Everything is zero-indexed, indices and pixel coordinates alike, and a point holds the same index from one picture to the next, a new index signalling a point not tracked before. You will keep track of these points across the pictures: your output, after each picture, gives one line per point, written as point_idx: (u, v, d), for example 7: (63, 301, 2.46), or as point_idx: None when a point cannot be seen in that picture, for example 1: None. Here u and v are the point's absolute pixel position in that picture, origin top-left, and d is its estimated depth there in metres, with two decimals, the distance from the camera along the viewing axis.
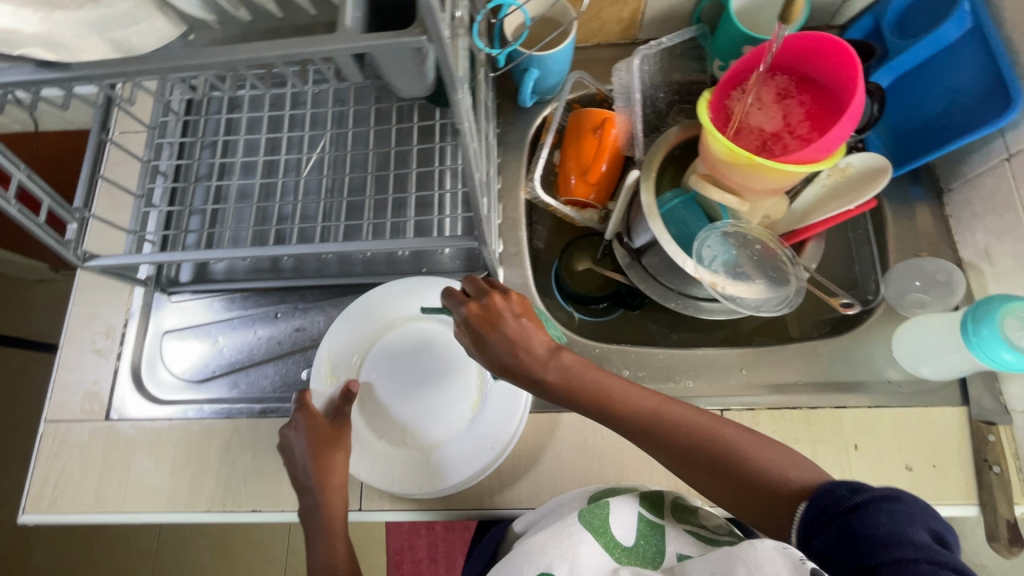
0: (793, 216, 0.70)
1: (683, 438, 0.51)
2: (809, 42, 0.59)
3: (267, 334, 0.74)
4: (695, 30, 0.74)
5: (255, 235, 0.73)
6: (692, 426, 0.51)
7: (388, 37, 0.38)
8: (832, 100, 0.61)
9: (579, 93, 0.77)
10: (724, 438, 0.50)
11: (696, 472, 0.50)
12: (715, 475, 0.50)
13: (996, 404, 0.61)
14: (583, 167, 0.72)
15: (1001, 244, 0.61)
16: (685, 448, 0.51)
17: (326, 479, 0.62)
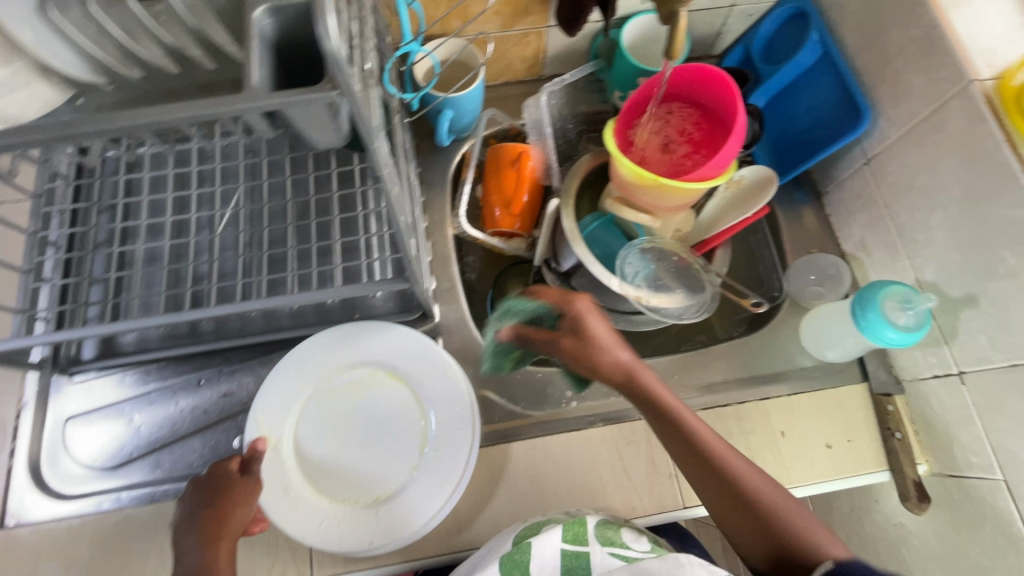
0: (701, 228, 0.76)
1: (714, 461, 0.55)
2: (689, 74, 0.66)
3: (191, 404, 0.69)
4: (593, 65, 0.80)
5: (168, 299, 0.68)
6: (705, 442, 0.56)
7: (298, 94, 0.38)
8: (715, 124, 0.67)
9: (494, 129, 0.79)
10: (751, 472, 0.55)
11: (710, 484, 0.55)
12: (728, 494, 0.54)
13: (890, 377, 0.69)
14: (505, 200, 0.75)
15: (873, 236, 0.70)
16: (707, 455, 0.55)
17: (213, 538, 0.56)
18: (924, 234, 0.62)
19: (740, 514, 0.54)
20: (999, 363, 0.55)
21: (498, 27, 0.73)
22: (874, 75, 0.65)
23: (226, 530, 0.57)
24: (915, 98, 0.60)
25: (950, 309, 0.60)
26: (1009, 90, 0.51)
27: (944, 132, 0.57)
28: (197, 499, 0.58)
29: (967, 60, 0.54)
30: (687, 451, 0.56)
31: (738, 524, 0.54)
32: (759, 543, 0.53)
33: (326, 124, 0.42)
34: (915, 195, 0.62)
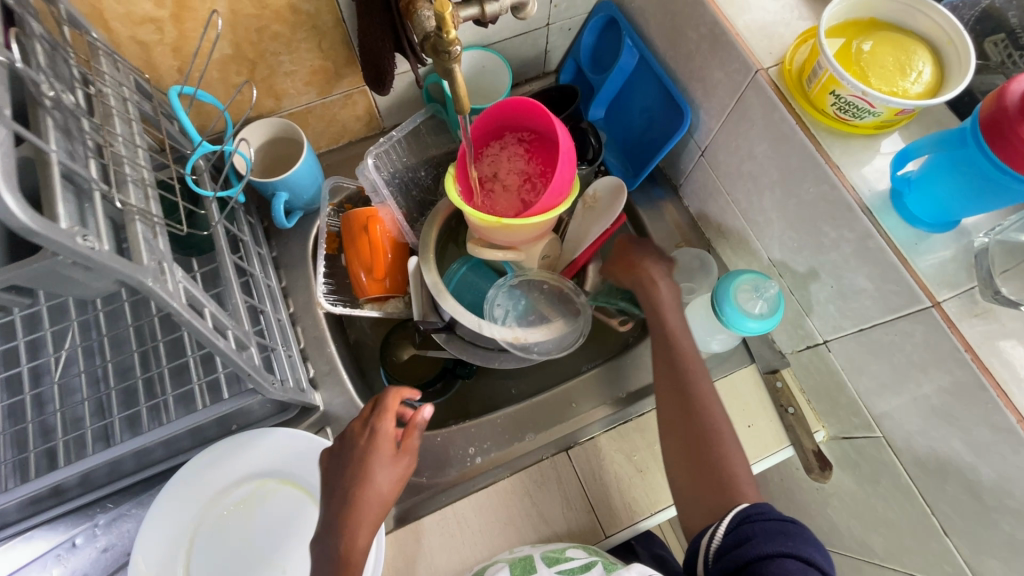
0: (569, 248, 0.75)
1: (696, 406, 0.59)
2: (504, 106, 0.65)
3: (70, 569, 0.63)
4: (427, 109, 0.77)
5: (17, 464, 0.62)
6: (693, 378, 0.61)
7: (20, 268, 0.34)
8: (544, 148, 0.66)
9: (343, 194, 0.76)
10: (716, 419, 0.59)
11: (672, 441, 0.59)
12: (689, 444, 0.58)
13: (773, 353, 0.71)
14: (368, 266, 0.72)
15: (726, 222, 0.71)
16: (692, 393, 0.60)
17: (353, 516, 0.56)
18: (763, 216, 0.63)
19: (682, 468, 0.58)
20: (850, 330, 0.57)
21: (315, 96, 0.71)
22: (685, 73, 0.66)
23: (364, 521, 0.56)
24: (721, 91, 0.61)
25: (800, 284, 0.62)
26: (789, 75, 0.54)
27: (751, 120, 0.58)
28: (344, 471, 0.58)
29: (749, 50, 0.55)
30: (677, 401, 0.60)
31: (684, 474, 0.57)
32: (697, 493, 0.56)
33: (85, 286, 0.39)
34: (746, 181, 0.64)
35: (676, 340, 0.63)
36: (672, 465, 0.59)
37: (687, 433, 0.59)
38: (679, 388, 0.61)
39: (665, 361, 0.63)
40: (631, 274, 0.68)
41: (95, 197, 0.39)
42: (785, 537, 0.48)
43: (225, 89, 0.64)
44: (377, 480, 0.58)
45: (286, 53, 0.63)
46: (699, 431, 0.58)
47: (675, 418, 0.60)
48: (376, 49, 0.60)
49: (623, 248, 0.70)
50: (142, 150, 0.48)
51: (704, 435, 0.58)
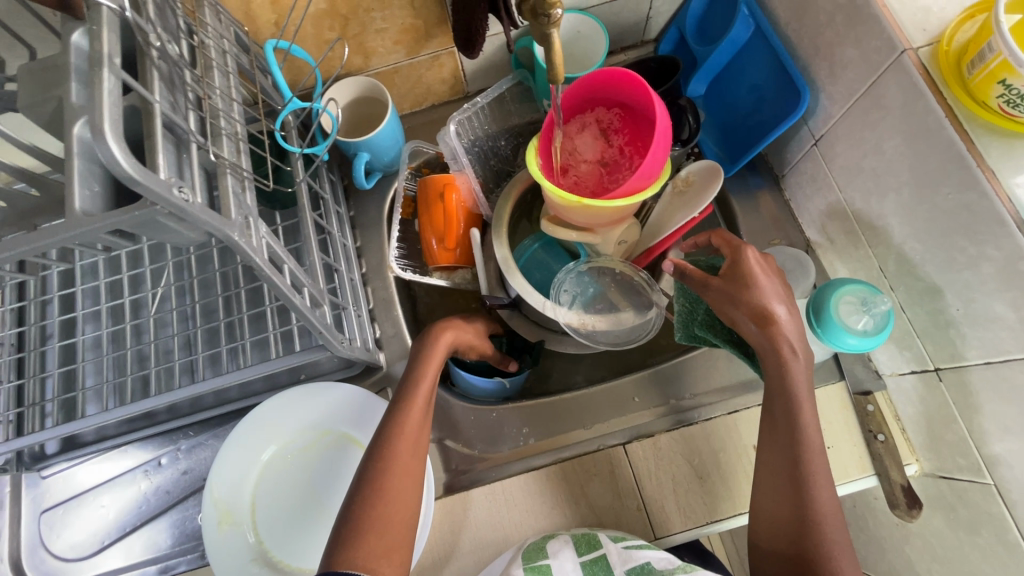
0: (647, 235, 0.70)
1: (800, 458, 0.51)
2: (596, 79, 0.60)
3: (154, 485, 0.69)
4: (515, 76, 0.74)
5: (116, 387, 0.69)
6: (804, 435, 0.52)
7: (123, 213, 0.35)
8: (635, 125, 0.61)
9: (422, 159, 0.75)
10: (819, 478, 0.51)
11: (769, 487, 0.52)
12: (790, 497, 0.51)
13: (868, 372, 0.64)
14: (440, 234, 0.71)
15: (832, 222, 0.64)
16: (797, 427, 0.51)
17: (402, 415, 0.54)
18: (880, 220, 0.56)
19: (771, 522, 0.51)
20: (973, 361, 0.50)
21: (403, 56, 0.69)
22: (808, 50, 0.59)
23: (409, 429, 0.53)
24: (851, 73, 0.53)
25: (917, 301, 0.54)
26: (946, 57, 0.45)
27: (885, 109, 0.50)
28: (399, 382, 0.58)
29: (896, 27, 0.47)
30: (785, 453, 0.51)
31: (772, 529, 0.51)
32: (785, 554, 0.50)
33: (178, 234, 0.40)
34: (865, 179, 0.56)
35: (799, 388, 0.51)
36: (765, 517, 0.52)
37: (789, 491, 0.51)
38: (788, 445, 0.52)
39: (777, 411, 0.53)
40: (763, 330, 0.52)
41: (192, 148, 0.40)
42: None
43: (317, 45, 0.64)
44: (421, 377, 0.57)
45: (378, 9, 0.61)
46: (805, 489, 0.50)
47: (776, 469, 0.52)
48: (469, 10, 0.57)
49: (741, 296, 0.53)
50: (236, 104, 0.48)
51: (807, 501, 0.50)
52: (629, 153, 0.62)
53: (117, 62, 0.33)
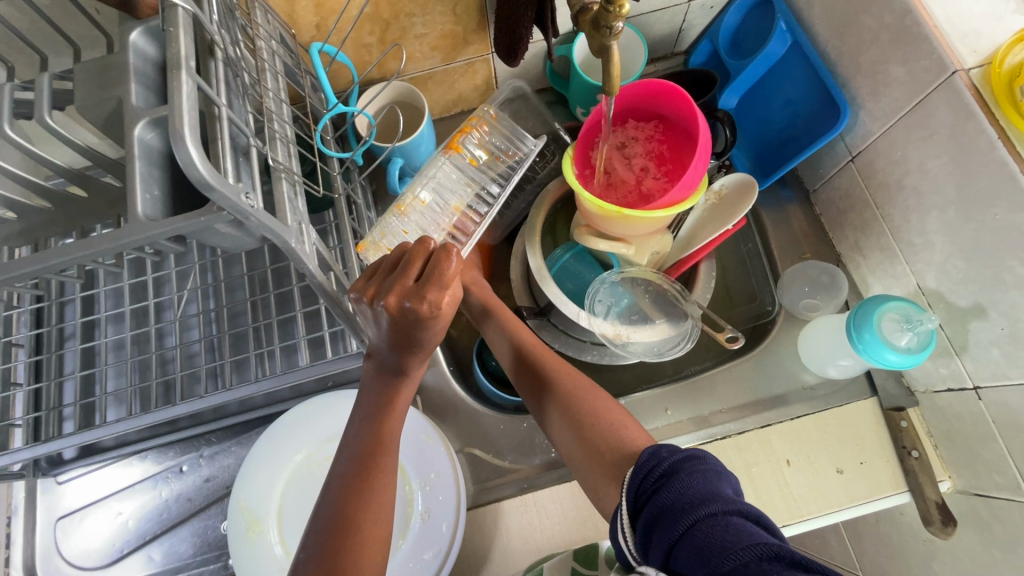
0: (678, 247, 0.70)
1: (585, 413, 0.55)
2: (650, 87, 0.60)
3: (175, 491, 0.68)
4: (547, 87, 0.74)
5: (137, 391, 0.68)
6: (584, 408, 0.56)
7: (188, 219, 0.35)
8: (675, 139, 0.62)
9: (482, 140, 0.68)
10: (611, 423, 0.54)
11: (582, 467, 0.53)
12: (598, 454, 0.52)
13: (901, 389, 0.64)
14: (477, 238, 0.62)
15: (867, 238, 0.64)
16: (574, 407, 0.56)
17: (393, 395, 0.50)
18: (921, 238, 0.56)
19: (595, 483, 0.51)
20: (1017, 380, 0.50)
21: (439, 61, 0.69)
22: (850, 67, 0.59)
23: (399, 403, 0.51)
24: (897, 92, 0.54)
25: (957, 318, 0.54)
26: (998, 77, 0.46)
27: (932, 128, 0.51)
28: (384, 339, 0.47)
29: (948, 47, 0.48)
30: (571, 428, 0.55)
31: (601, 488, 0.51)
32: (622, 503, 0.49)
33: (234, 239, 0.39)
34: (907, 197, 0.56)
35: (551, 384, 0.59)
36: (595, 487, 0.52)
37: (589, 449, 0.53)
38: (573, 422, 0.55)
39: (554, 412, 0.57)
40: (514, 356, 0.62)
41: (252, 152, 0.39)
42: (707, 481, 0.42)
43: (356, 49, 0.64)
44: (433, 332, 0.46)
45: (419, 14, 0.61)
46: (598, 448, 0.53)
47: (573, 448, 0.55)
48: (515, 18, 0.57)
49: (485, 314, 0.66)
50: (286, 108, 0.48)
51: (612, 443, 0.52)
52: (666, 165, 0.61)
53: (193, 65, 0.32)
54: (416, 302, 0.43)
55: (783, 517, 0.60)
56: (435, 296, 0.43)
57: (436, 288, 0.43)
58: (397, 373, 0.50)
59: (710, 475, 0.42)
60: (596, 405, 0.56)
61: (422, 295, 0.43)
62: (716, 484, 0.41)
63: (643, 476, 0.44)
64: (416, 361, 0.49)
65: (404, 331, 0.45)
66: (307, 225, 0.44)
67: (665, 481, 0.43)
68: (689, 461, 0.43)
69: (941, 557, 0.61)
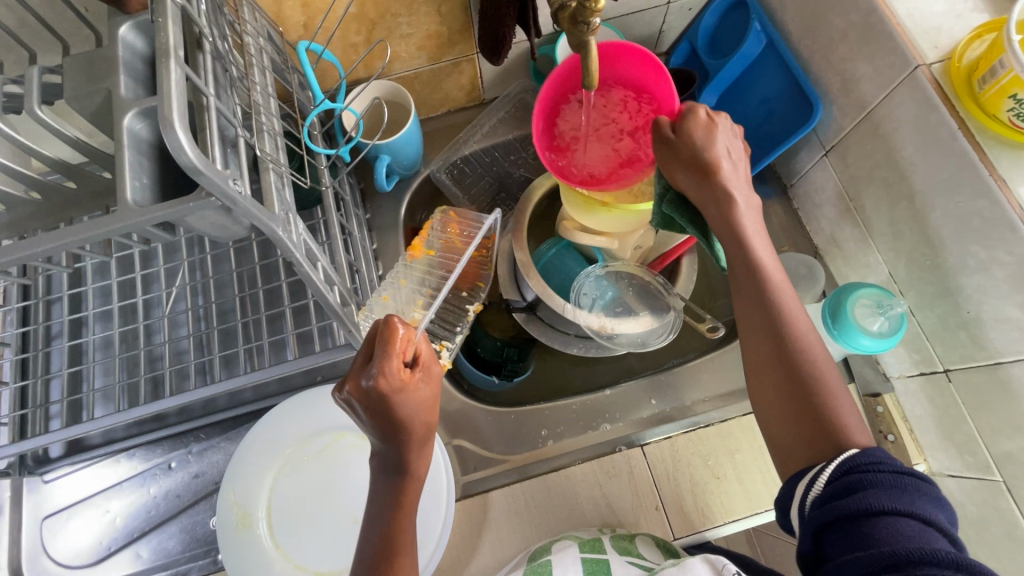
0: (660, 241, 0.72)
1: (793, 342, 0.45)
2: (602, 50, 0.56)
3: (163, 489, 0.68)
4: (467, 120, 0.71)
5: (125, 387, 0.67)
6: (789, 324, 0.46)
7: (178, 205, 0.35)
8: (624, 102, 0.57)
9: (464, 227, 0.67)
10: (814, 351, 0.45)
11: (760, 381, 0.47)
12: (789, 381, 0.45)
13: (876, 375, 0.66)
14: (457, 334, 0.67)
15: (842, 229, 0.66)
16: (781, 324, 0.46)
17: (398, 495, 0.48)
18: (891, 227, 0.58)
19: (789, 430, 0.44)
20: (983, 362, 0.52)
21: (425, 60, 0.70)
22: (821, 64, 0.61)
23: (409, 499, 0.49)
24: (865, 87, 0.56)
25: (928, 304, 0.56)
26: (957, 72, 0.48)
27: (898, 121, 0.53)
28: (375, 434, 0.47)
29: (911, 43, 0.50)
30: (767, 337, 0.46)
31: (772, 416, 0.46)
32: (794, 440, 0.44)
33: (223, 227, 0.40)
34: (877, 188, 0.58)
35: (769, 290, 0.47)
36: (773, 417, 0.46)
37: (779, 372, 0.45)
38: (767, 331, 0.47)
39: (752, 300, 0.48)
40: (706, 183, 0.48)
41: (239, 143, 0.40)
42: (930, 506, 0.37)
43: (344, 48, 0.65)
44: (415, 408, 0.47)
45: (405, 14, 0.63)
46: (802, 384, 0.44)
47: (763, 366, 0.47)
48: (498, 16, 0.58)
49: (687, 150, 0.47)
50: (274, 102, 0.49)
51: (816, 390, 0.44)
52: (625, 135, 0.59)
53: (181, 54, 0.33)
54: (373, 379, 0.45)
55: (764, 501, 0.62)
56: (389, 367, 0.45)
57: (390, 361, 0.45)
58: (399, 472, 0.48)
59: (937, 499, 0.38)
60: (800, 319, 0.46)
61: (379, 369, 0.45)
62: (938, 513, 0.37)
63: (865, 460, 0.39)
64: (413, 453, 0.48)
65: (388, 412, 0.46)
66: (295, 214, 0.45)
67: (883, 475, 0.38)
68: (913, 474, 0.38)
69: None
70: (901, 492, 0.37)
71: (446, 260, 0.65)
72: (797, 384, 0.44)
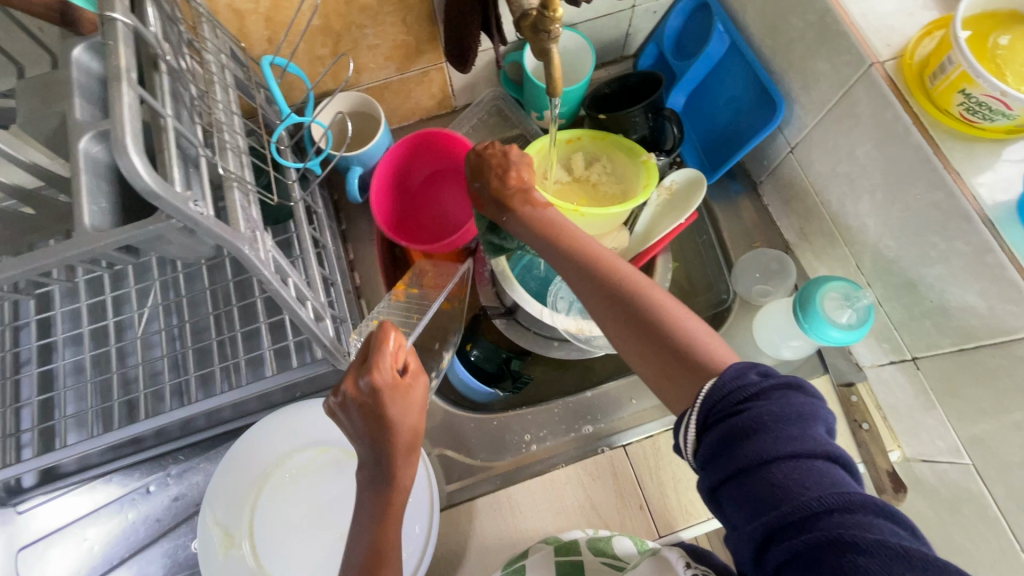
0: (637, 240, 0.72)
1: (626, 289, 0.47)
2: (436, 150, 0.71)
3: (143, 514, 0.67)
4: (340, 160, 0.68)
5: (98, 412, 0.66)
6: (613, 269, 0.48)
7: (136, 228, 0.35)
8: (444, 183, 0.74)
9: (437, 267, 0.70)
10: (660, 306, 0.45)
11: (617, 334, 0.46)
12: (632, 320, 0.45)
13: (849, 365, 0.67)
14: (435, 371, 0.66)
15: (811, 223, 0.67)
16: (607, 273, 0.48)
17: (387, 502, 0.48)
18: (856, 221, 0.59)
19: (653, 369, 0.44)
20: (948, 349, 0.53)
21: (394, 70, 0.70)
22: (782, 63, 0.63)
23: (396, 507, 0.48)
24: (824, 85, 0.57)
25: (894, 295, 0.58)
26: (909, 69, 0.50)
27: (856, 117, 0.54)
28: (364, 436, 0.48)
29: (865, 42, 0.51)
30: (599, 291, 0.48)
31: (638, 360, 0.45)
32: (657, 376, 0.44)
33: (188, 248, 0.40)
34: (841, 182, 0.60)
35: (595, 271, 0.49)
36: (636, 358, 0.45)
37: (624, 315, 0.46)
38: (597, 283, 0.48)
39: (577, 259, 0.50)
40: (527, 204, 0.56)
41: (200, 162, 0.40)
42: (797, 431, 0.35)
43: (310, 61, 0.65)
44: (406, 414, 0.47)
45: (370, 26, 0.63)
46: (646, 324, 0.45)
47: (612, 319, 0.47)
48: (463, 25, 0.58)
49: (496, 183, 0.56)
50: (238, 119, 0.48)
51: (668, 335, 0.43)
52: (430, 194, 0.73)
53: (134, 76, 0.33)
54: (369, 377, 0.46)
55: None
56: (383, 364, 0.46)
57: (384, 358, 0.47)
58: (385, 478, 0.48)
59: (804, 415, 0.36)
60: (620, 262, 0.49)
61: (373, 366, 0.46)
62: (809, 434, 0.35)
63: (720, 397, 0.38)
64: (398, 461, 0.48)
65: (379, 411, 0.47)
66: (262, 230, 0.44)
67: (743, 418, 0.36)
68: (771, 398, 0.36)
69: None
70: (770, 436, 0.35)
71: (426, 298, 0.65)
72: (640, 320, 0.45)
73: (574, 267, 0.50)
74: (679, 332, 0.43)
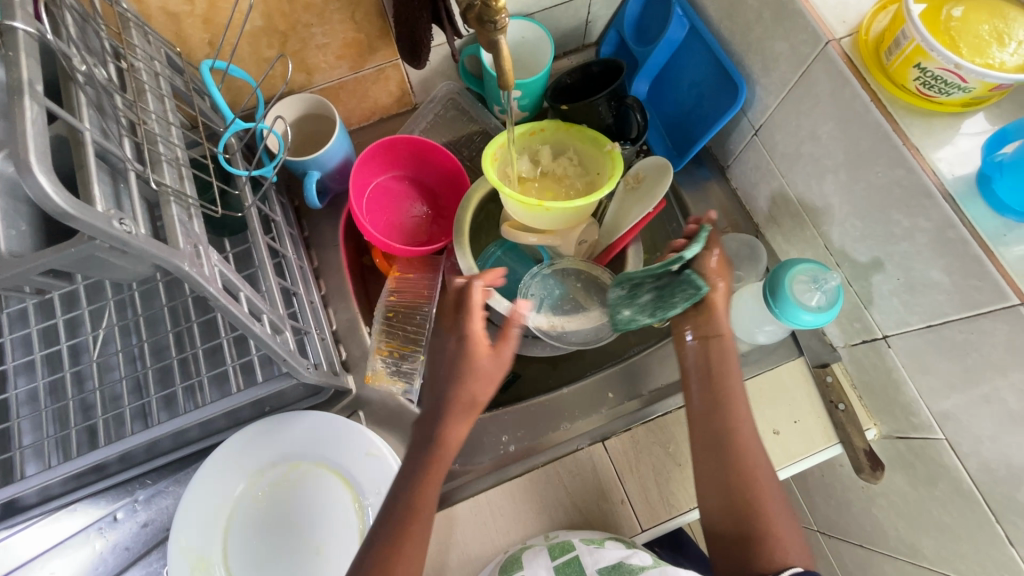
0: (607, 231, 0.70)
1: (723, 424, 0.57)
2: (415, 151, 0.70)
3: (111, 542, 0.64)
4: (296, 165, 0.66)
5: (57, 441, 0.63)
6: (729, 384, 0.58)
7: (55, 252, 0.33)
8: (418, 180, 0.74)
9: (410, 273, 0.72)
10: (766, 491, 0.54)
11: (698, 472, 0.57)
12: (716, 471, 0.56)
13: (823, 346, 0.67)
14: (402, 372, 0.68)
15: (779, 206, 0.66)
16: (722, 407, 0.57)
17: (428, 469, 0.53)
18: (822, 201, 0.59)
19: (713, 502, 0.56)
20: (917, 326, 0.53)
21: (347, 69, 0.68)
22: (741, 45, 0.61)
23: (436, 472, 0.53)
24: (783, 65, 0.56)
25: (862, 274, 0.57)
26: (865, 46, 0.49)
27: (816, 96, 0.54)
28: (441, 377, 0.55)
29: (820, 20, 0.51)
30: (704, 413, 0.58)
31: (704, 494, 0.57)
32: (731, 531, 0.54)
33: (122, 269, 0.37)
34: (805, 163, 0.59)
35: (736, 426, 0.57)
36: (704, 501, 0.56)
37: (728, 470, 0.55)
38: (710, 395, 0.58)
39: (711, 357, 0.59)
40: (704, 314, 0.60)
41: (129, 177, 0.37)
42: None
43: (256, 63, 0.62)
44: (485, 392, 0.54)
45: (317, 24, 0.60)
46: (728, 460, 0.56)
47: (696, 449, 0.58)
48: (413, 20, 0.56)
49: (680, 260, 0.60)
50: (175, 129, 0.46)
51: (752, 495, 0.54)
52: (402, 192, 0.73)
53: (40, 90, 0.30)
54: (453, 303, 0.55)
55: None
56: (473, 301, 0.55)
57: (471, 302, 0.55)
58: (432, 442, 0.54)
59: None
60: (739, 398, 0.58)
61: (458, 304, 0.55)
62: None
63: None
64: (449, 424, 0.54)
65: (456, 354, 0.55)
66: (204, 244, 0.42)
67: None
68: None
69: (878, 500, 0.66)
70: None
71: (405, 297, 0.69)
72: (730, 472, 0.55)
73: (714, 399, 0.58)
74: (760, 499, 0.54)
